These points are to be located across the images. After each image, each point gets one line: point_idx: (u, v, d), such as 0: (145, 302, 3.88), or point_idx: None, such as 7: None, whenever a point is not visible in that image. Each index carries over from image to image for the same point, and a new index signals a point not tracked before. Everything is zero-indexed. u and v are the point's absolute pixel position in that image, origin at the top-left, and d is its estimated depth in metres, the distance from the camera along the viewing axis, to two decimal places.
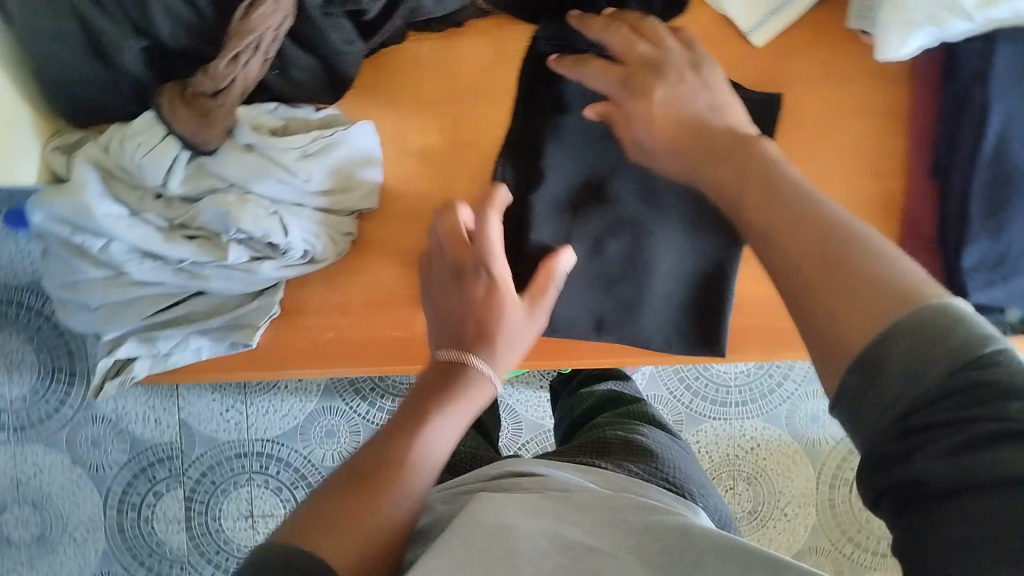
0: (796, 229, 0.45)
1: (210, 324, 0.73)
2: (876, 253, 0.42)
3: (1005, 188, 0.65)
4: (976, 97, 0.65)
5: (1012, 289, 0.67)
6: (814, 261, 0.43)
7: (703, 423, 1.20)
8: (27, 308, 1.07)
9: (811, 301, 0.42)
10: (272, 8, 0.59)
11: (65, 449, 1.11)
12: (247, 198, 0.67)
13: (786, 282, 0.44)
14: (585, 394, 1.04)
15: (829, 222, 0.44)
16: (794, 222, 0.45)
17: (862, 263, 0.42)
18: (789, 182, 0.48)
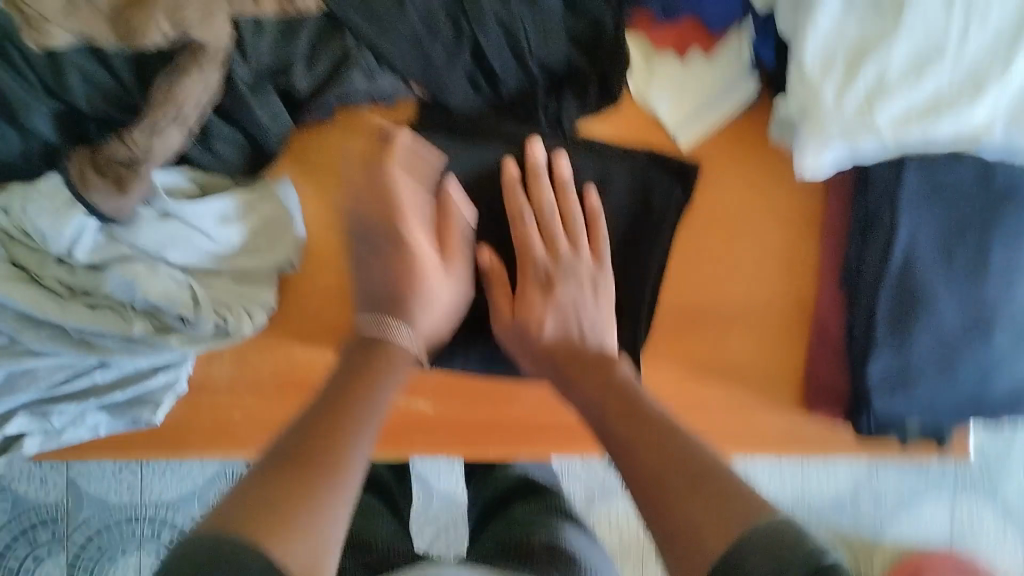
0: (653, 448, 0.56)
1: (111, 399, 0.69)
2: (691, 458, 0.54)
3: (909, 305, 0.69)
4: (886, 213, 0.69)
5: (915, 400, 0.71)
6: (681, 497, 0.52)
7: (615, 498, 1.18)
8: None
9: (657, 512, 0.52)
10: (197, 82, 0.57)
11: None
12: (157, 267, 0.65)
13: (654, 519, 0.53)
14: (498, 473, 1.00)
15: (682, 450, 0.55)
16: (656, 448, 0.56)
17: (694, 472, 0.53)
18: (642, 412, 0.60)
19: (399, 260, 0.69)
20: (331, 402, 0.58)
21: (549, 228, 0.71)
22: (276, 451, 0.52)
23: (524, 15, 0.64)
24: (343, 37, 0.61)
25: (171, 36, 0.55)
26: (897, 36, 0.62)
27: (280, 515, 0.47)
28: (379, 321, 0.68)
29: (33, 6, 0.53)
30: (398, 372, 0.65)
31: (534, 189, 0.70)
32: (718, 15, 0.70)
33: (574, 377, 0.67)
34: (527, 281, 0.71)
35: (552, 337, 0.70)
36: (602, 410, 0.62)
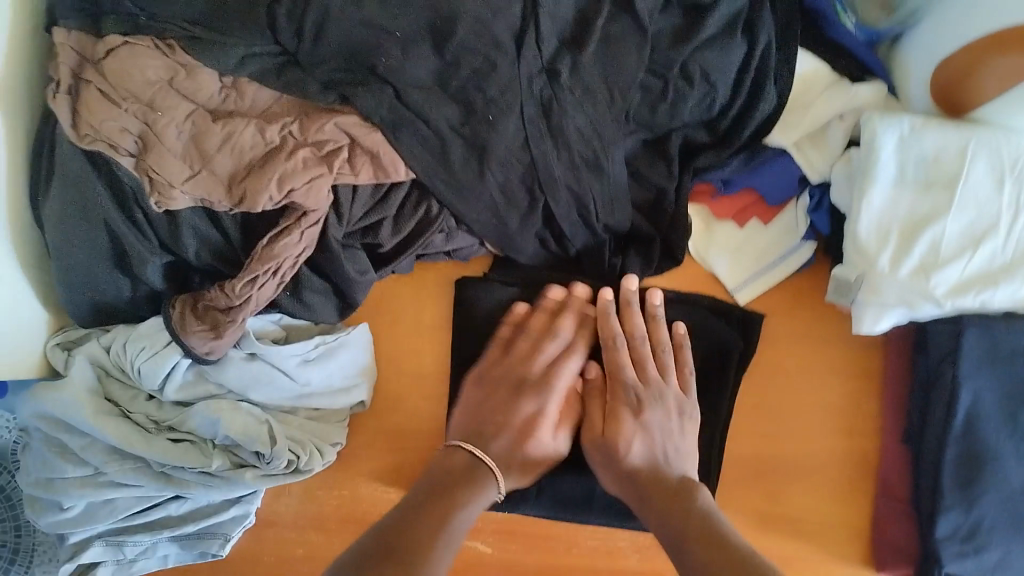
0: None
1: (182, 531, 0.71)
2: None
3: (974, 463, 0.68)
4: (948, 371, 0.70)
5: (985, 560, 0.68)
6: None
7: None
8: None
9: None
10: (296, 239, 0.62)
11: None
12: (240, 405, 0.69)
13: None
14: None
15: None
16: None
17: None
18: (724, 540, 0.58)
19: (490, 384, 0.72)
20: (399, 528, 0.58)
21: (637, 358, 0.72)
22: (363, 547, 0.55)
23: (594, 185, 0.68)
24: (428, 204, 0.66)
25: (279, 198, 0.60)
26: (949, 211, 0.66)
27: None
28: (468, 450, 0.68)
29: (162, 175, 0.58)
30: (476, 499, 0.65)
31: (626, 319, 0.73)
32: (777, 189, 0.74)
33: (656, 499, 0.64)
34: (617, 403, 0.71)
35: (640, 462, 0.68)
36: (679, 531, 0.60)
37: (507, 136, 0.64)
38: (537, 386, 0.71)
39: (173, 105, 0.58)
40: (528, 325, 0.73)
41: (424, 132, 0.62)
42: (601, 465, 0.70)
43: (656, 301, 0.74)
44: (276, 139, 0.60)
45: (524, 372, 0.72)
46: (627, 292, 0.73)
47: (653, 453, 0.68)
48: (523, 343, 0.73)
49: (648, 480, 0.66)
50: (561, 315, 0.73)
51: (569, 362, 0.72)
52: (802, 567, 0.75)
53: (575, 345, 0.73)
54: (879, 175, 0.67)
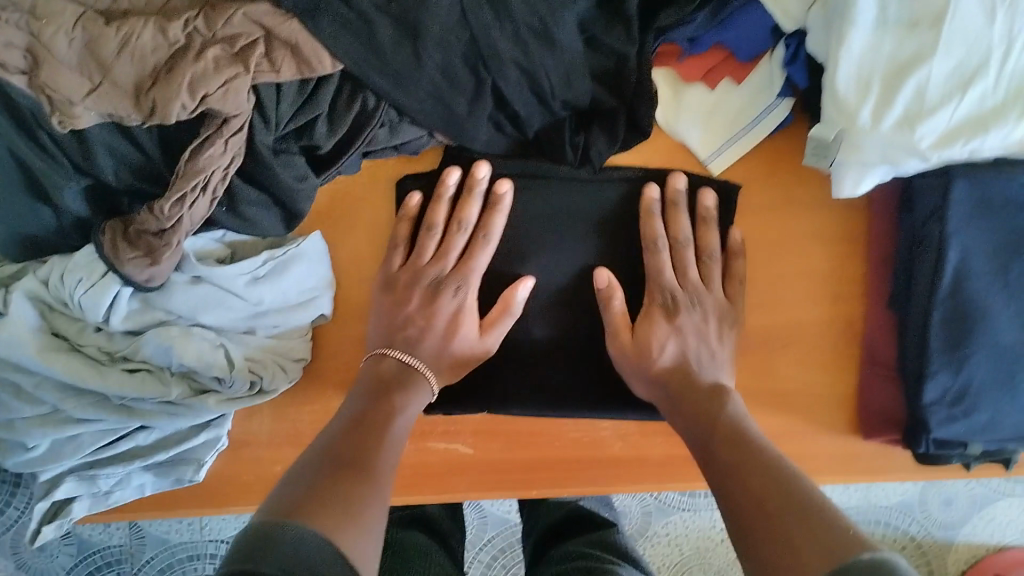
0: (759, 470, 0.52)
1: (153, 461, 0.68)
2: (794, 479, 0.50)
3: (964, 322, 0.66)
4: (934, 229, 0.66)
5: (975, 422, 0.67)
6: (761, 503, 0.49)
7: (671, 516, 1.18)
8: None
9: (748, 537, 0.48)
10: (221, 150, 0.57)
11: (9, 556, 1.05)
12: (192, 331, 0.65)
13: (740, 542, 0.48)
14: (553, 506, 0.98)
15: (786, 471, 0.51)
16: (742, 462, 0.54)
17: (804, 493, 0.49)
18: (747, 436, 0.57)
19: (400, 285, 0.70)
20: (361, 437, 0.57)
21: (681, 259, 0.72)
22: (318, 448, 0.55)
23: (547, 60, 0.62)
24: (365, 96, 0.61)
25: (193, 106, 0.54)
26: (934, 54, 0.59)
27: (319, 513, 0.46)
28: (396, 356, 0.67)
29: (59, 90, 0.52)
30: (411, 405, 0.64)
31: (671, 220, 0.72)
32: (745, 45, 0.68)
33: (684, 402, 0.64)
34: (653, 306, 0.70)
35: (670, 364, 0.68)
36: (707, 430, 0.60)
37: (441, 12, 0.57)
38: (448, 282, 0.70)
39: (58, 10, 0.52)
40: (430, 219, 0.70)
41: (346, 16, 0.56)
42: (628, 357, 0.69)
43: (734, 238, 0.72)
44: (182, 38, 0.53)
45: (432, 270, 0.70)
46: (672, 190, 0.71)
47: (685, 355, 0.68)
48: (425, 238, 0.70)
49: (676, 390, 0.66)
50: (460, 207, 0.70)
51: (477, 254, 0.70)
52: (792, 438, 0.74)
53: (482, 232, 0.70)
54: (857, 18, 0.60)
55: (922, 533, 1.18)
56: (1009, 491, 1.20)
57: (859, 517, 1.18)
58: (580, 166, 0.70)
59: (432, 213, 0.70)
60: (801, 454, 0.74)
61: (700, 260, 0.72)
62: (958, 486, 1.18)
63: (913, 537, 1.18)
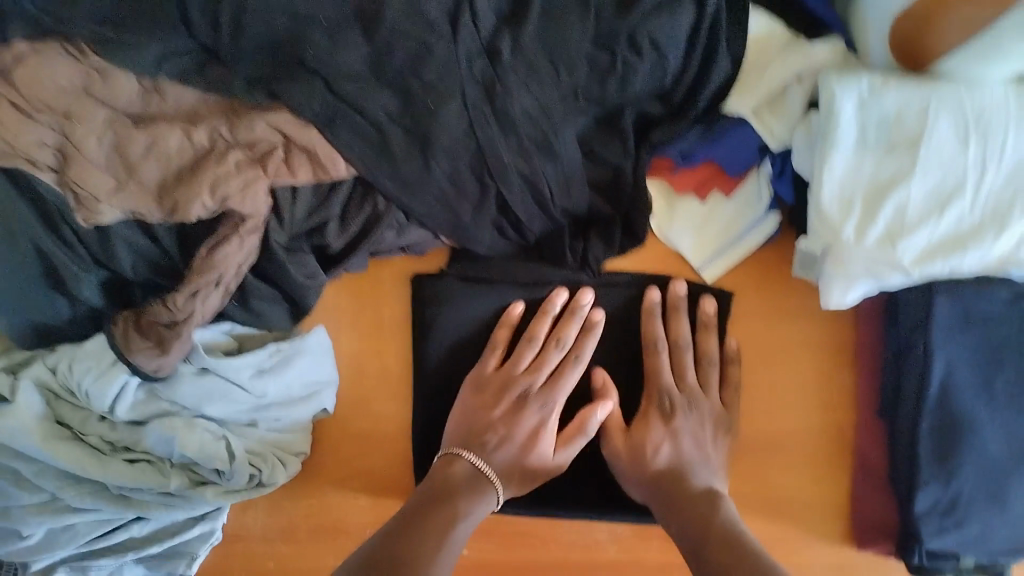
0: None
1: (148, 553, 0.68)
2: None
3: (951, 434, 0.67)
4: (918, 342, 0.68)
5: (965, 535, 0.67)
6: None
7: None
8: None
9: None
10: (236, 247, 0.59)
11: None
12: (195, 422, 0.66)
13: None
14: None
15: None
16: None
17: None
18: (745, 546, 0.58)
19: (470, 390, 0.71)
20: (394, 562, 0.56)
21: (679, 363, 0.73)
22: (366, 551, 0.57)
23: (547, 166, 0.65)
24: (375, 199, 0.64)
25: (213, 207, 0.57)
26: (912, 175, 0.63)
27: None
28: (469, 459, 0.68)
29: (86, 187, 0.55)
30: (466, 521, 0.64)
31: (672, 324, 0.74)
32: (735, 160, 0.71)
33: (679, 506, 0.65)
34: (650, 408, 0.72)
35: (664, 466, 0.69)
36: (702, 538, 0.61)
37: (449, 124, 0.61)
38: (498, 385, 0.71)
39: (90, 112, 0.55)
40: (480, 322, 0.72)
41: (361, 125, 0.60)
42: (621, 457, 0.70)
43: (733, 346, 0.74)
44: (205, 142, 0.57)
45: (484, 373, 0.71)
46: (675, 296, 0.74)
47: (680, 458, 0.69)
48: (489, 345, 0.72)
49: (670, 494, 0.66)
50: (508, 313, 0.72)
51: (523, 356, 0.71)
52: (786, 545, 0.74)
53: (526, 336, 0.71)
54: (838, 141, 0.65)
55: None
56: None
57: None
58: (580, 270, 0.73)
59: (477, 315, 0.73)
60: (796, 561, 0.74)
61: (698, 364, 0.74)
62: None
63: None
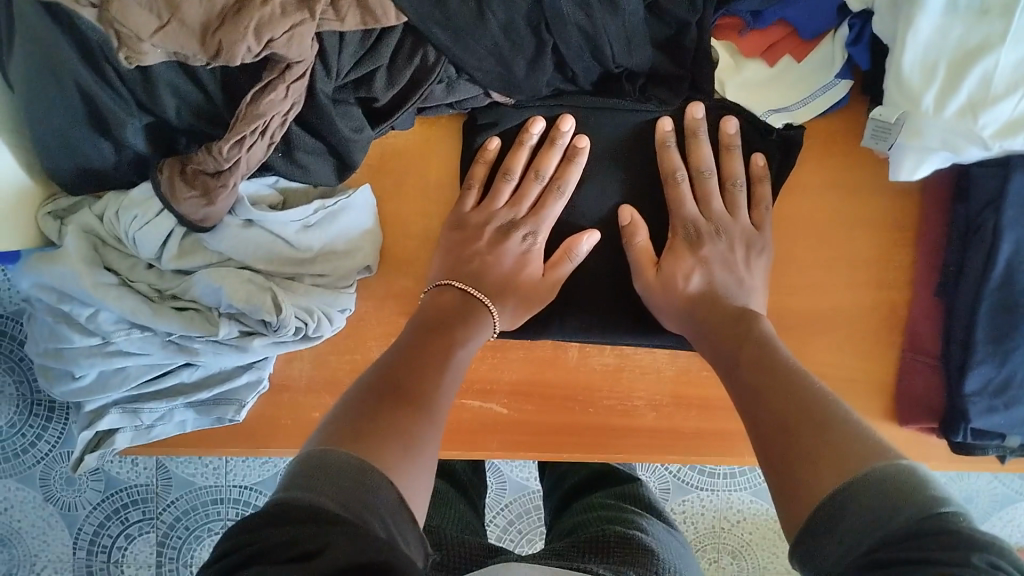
0: (776, 388, 0.53)
1: (197, 398, 0.71)
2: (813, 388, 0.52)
3: (1011, 315, 0.64)
4: (989, 221, 0.65)
5: (1014, 416, 0.65)
6: (794, 419, 0.49)
7: (689, 493, 1.22)
8: (14, 344, 1.04)
9: (775, 449, 0.49)
10: (282, 94, 0.57)
11: (40, 488, 1.07)
12: (243, 273, 0.66)
13: (767, 455, 0.49)
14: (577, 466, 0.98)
15: (809, 383, 0.52)
16: (794, 404, 0.50)
17: (823, 400, 0.50)
18: (766, 347, 0.58)
19: (471, 223, 0.69)
20: (401, 385, 0.53)
21: (705, 191, 0.70)
22: (374, 372, 0.54)
23: (608, 23, 0.62)
24: (425, 49, 0.60)
25: (258, 50, 0.54)
26: (1004, 42, 0.58)
27: (371, 448, 0.45)
28: (457, 288, 0.66)
29: (127, 26, 0.51)
30: (473, 341, 0.63)
31: (692, 150, 0.70)
32: (809, 22, 0.67)
33: (713, 333, 0.63)
34: (676, 240, 0.69)
35: (698, 293, 0.66)
36: (732, 350, 0.60)
37: None
38: (517, 226, 0.69)
39: None
40: (509, 163, 0.69)
41: None
42: (654, 291, 0.68)
43: (758, 163, 0.70)
44: None
45: (503, 213, 0.69)
46: (692, 120, 0.69)
47: (712, 283, 0.66)
48: (501, 181, 0.69)
49: (700, 310, 0.65)
50: (540, 157, 0.69)
51: (549, 206, 0.69)
52: None
53: (557, 184, 0.69)
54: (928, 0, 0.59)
55: None
56: None
57: None
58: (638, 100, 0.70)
59: (513, 155, 0.69)
60: None
61: (723, 190, 0.71)
62: (982, 485, 1.20)
63: None
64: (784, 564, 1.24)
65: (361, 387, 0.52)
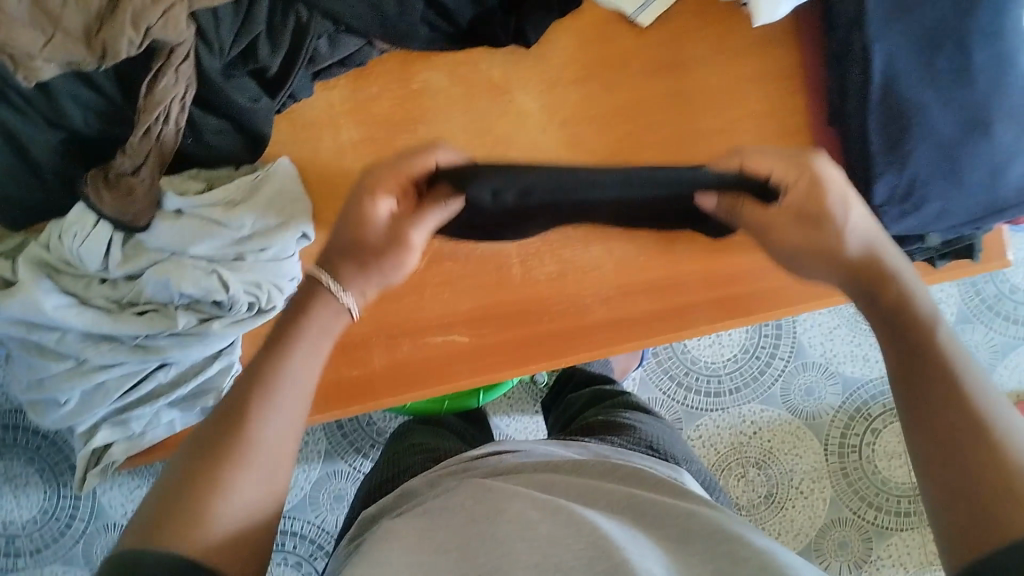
0: (948, 423, 0.42)
1: (176, 395, 0.74)
2: (961, 384, 0.43)
3: (898, 121, 0.68)
4: (857, 40, 0.68)
5: (926, 215, 0.69)
6: (973, 440, 0.41)
7: (701, 418, 1.24)
8: (30, 430, 1.08)
9: (922, 462, 0.42)
10: (173, 79, 0.62)
11: (85, 564, 1.08)
12: (185, 262, 0.69)
13: (939, 458, 0.41)
14: (573, 398, 1.02)
15: (971, 418, 0.41)
16: (958, 437, 0.41)
17: (985, 433, 0.41)
18: (919, 339, 0.46)
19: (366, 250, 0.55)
20: (217, 459, 0.44)
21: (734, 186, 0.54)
22: (218, 417, 0.46)
23: None
24: (298, 9, 0.66)
25: (140, 40, 0.59)
26: None
27: (173, 518, 0.42)
28: (328, 285, 0.53)
29: (15, 45, 0.55)
30: (334, 322, 0.53)
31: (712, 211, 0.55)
32: None
33: (884, 290, 0.49)
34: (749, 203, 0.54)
35: (861, 249, 0.50)
36: (881, 309, 0.48)
37: None
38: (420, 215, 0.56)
39: None
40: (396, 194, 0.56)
41: None
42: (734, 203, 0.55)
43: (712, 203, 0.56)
44: None
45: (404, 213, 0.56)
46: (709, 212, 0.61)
47: (845, 227, 0.50)
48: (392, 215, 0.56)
49: (806, 209, 0.52)
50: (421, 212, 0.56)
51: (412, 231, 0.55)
52: None
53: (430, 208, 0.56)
54: None
55: None
56: None
57: None
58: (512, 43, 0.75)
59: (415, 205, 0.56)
60: (770, 291, 0.80)
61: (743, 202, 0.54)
62: (977, 339, 1.32)
63: None
64: (813, 462, 1.24)
65: (252, 389, 0.47)
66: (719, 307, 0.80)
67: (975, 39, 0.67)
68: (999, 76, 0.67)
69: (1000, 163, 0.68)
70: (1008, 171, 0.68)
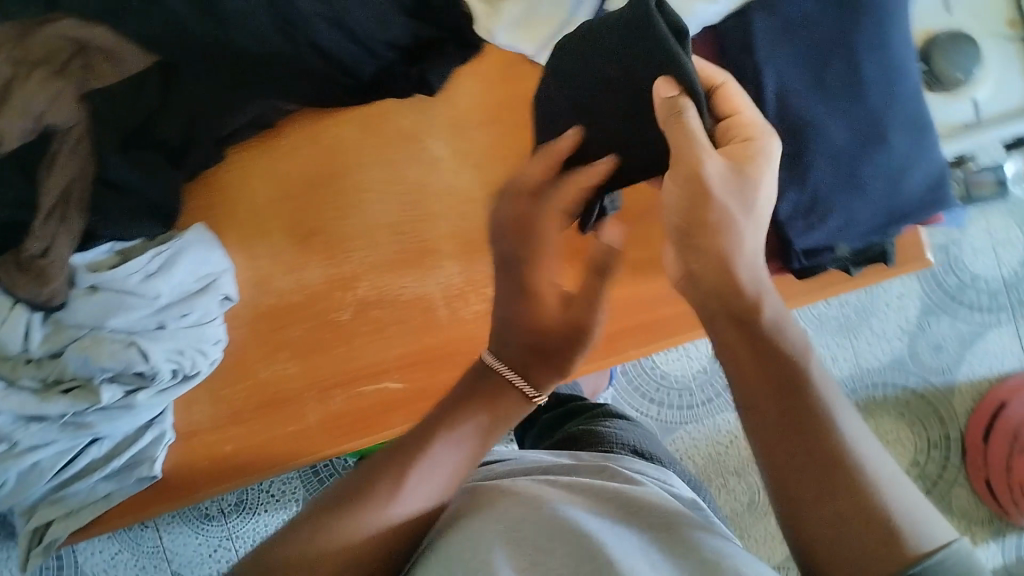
0: (790, 436, 0.43)
1: (110, 468, 0.74)
2: (846, 431, 0.43)
3: (797, 138, 0.68)
4: (748, 63, 0.68)
5: (832, 227, 0.69)
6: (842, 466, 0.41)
7: (676, 431, 1.24)
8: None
9: (802, 503, 0.42)
10: (71, 156, 0.65)
11: None
12: (103, 336, 0.69)
13: (808, 509, 0.42)
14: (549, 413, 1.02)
15: (850, 456, 0.42)
16: (831, 485, 0.41)
17: (858, 474, 0.41)
18: (798, 385, 0.44)
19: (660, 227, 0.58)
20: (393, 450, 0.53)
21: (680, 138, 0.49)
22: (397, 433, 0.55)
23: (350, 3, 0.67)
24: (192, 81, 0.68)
25: (33, 126, 0.63)
26: None
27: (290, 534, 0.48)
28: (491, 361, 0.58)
29: None
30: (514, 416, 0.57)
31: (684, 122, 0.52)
32: None
33: (721, 300, 0.48)
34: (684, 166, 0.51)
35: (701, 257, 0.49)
36: (751, 348, 0.46)
37: None
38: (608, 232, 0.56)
39: None
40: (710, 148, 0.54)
41: (140, 9, 0.64)
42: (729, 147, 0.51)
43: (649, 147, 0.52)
44: (7, 72, 0.63)
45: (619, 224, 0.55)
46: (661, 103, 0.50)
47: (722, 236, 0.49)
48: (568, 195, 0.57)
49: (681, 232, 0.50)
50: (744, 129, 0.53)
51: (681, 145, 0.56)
52: None
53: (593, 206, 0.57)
54: None
55: (921, 383, 1.29)
56: (992, 322, 1.31)
57: (855, 386, 1.28)
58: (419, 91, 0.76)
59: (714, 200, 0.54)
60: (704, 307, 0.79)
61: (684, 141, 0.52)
62: (943, 331, 1.30)
63: (913, 388, 1.29)
64: None
65: (410, 445, 0.53)
66: (644, 330, 0.80)
67: (862, 51, 0.68)
68: (887, 86, 0.69)
69: (897, 169, 0.69)
70: (909, 175, 0.70)
